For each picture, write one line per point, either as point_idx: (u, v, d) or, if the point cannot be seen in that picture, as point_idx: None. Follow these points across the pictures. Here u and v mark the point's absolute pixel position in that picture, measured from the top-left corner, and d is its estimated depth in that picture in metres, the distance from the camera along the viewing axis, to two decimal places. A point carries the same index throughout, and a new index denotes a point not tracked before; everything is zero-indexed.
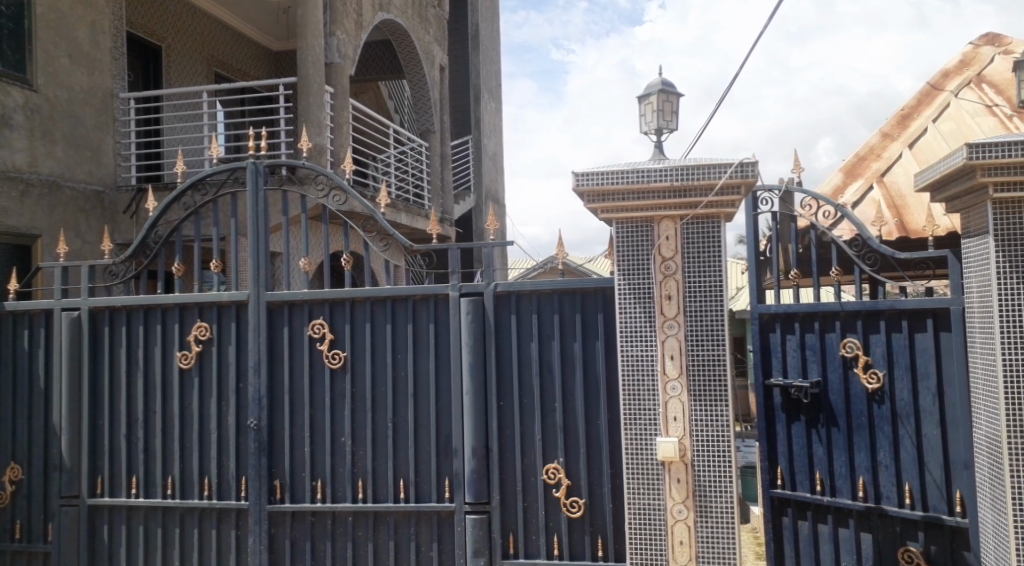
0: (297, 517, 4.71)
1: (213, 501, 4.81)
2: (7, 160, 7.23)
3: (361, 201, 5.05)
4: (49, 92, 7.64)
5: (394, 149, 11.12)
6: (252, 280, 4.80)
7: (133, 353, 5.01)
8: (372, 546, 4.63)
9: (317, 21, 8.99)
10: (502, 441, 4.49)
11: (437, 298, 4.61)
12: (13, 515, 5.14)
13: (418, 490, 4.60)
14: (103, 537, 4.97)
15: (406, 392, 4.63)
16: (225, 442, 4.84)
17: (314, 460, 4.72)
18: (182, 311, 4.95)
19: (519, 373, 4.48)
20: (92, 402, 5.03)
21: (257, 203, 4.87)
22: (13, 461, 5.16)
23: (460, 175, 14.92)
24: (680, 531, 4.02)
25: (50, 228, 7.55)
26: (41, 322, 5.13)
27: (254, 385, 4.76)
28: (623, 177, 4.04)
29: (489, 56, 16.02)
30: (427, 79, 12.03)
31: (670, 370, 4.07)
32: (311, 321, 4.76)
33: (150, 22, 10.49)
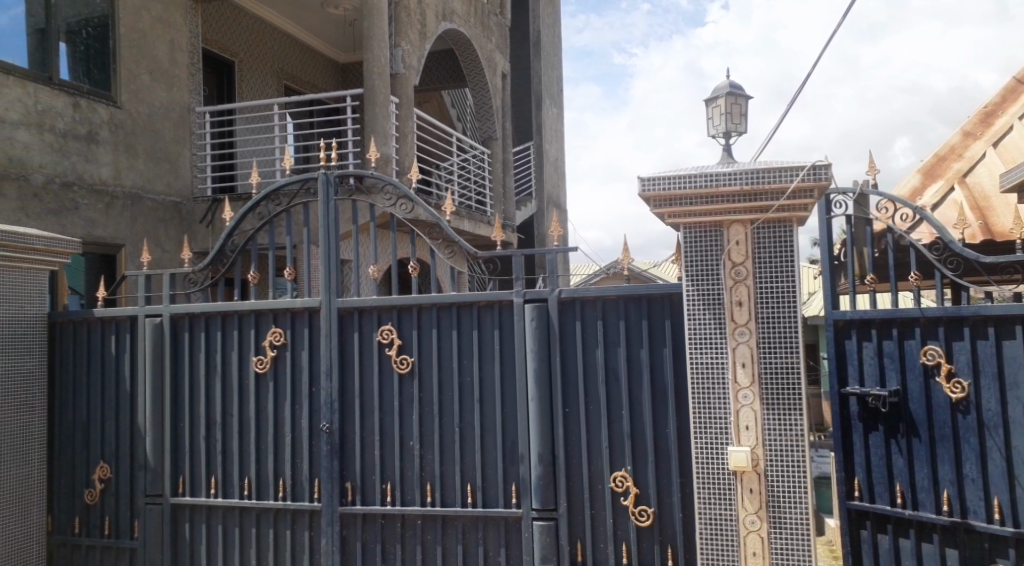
0: (367, 519, 4.79)
1: (288, 502, 4.91)
2: (94, 174, 7.86)
3: (426, 209, 5.08)
4: (131, 109, 8.27)
5: (456, 157, 11.22)
6: (324, 288, 4.89)
7: (211, 358, 5.15)
8: (441, 550, 4.67)
9: (382, 31, 9.15)
10: (569, 448, 4.48)
11: (502, 304, 4.63)
12: (102, 513, 5.34)
13: (485, 494, 4.62)
14: (184, 534, 5.12)
15: (472, 398, 4.67)
16: (299, 445, 4.94)
17: (384, 463, 4.78)
18: (257, 317, 5.07)
19: (585, 380, 4.47)
20: (174, 404, 5.20)
21: (328, 214, 4.96)
22: (103, 460, 5.35)
23: (522, 182, 14.97)
24: (753, 542, 3.95)
25: (132, 238, 8.19)
26: (127, 328, 5.33)
27: (326, 389, 4.85)
28: (690, 182, 4.01)
29: (550, 62, 16.07)
30: (489, 87, 12.08)
31: (742, 378, 4.01)
32: (380, 327, 4.83)
33: (223, 38, 10.79)
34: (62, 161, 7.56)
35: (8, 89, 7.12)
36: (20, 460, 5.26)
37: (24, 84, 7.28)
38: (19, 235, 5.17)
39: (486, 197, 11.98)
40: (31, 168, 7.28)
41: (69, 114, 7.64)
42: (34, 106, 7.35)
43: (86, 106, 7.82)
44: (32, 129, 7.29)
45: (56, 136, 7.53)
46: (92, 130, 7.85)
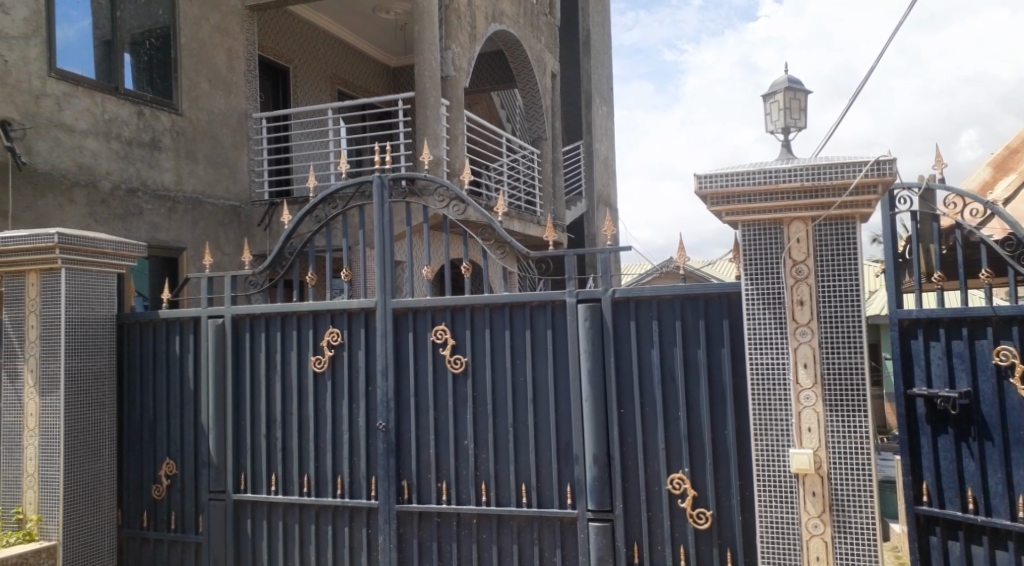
0: (423, 518, 4.81)
1: (346, 500, 4.95)
2: (158, 181, 8.59)
3: (478, 210, 5.07)
4: (191, 116, 8.98)
5: (506, 158, 11.22)
6: (379, 289, 4.93)
7: (271, 358, 5.22)
8: (496, 550, 4.66)
9: (433, 36, 9.21)
10: (625, 449, 4.44)
11: (555, 304, 4.61)
12: (168, 508, 5.45)
13: (540, 495, 4.59)
14: (247, 531, 5.20)
15: (525, 398, 4.65)
16: (356, 444, 4.98)
17: (439, 462, 4.79)
18: (315, 317, 5.12)
19: (641, 381, 4.42)
20: (235, 403, 5.28)
21: (382, 216, 4.99)
22: (169, 456, 5.47)
23: (571, 180, 14.92)
24: (817, 546, 3.86)
25: (193, 241, 8.87)
26: (190, 329, 5.44)
27: (382, 389, 4.89)
28: (749, 179, 3.94)
29: (600, 61, 16.00)
30: (538, 87, 12.05)
31: (803, 379, 3.92)
32: (434, 327, 4.84)
33: (279, 45, 10.99)
34: (127, 167, 8.29)
35: (76, 99, 7.88)
36: (93, 455, 5.41)
37: (92, 94, 8.03)
38: (89, 240, 5.32)
39: (536, 197, 11.97)
40: (98, 174, 8.01)
41: (134, 121, 8.39)
42: (101, 114, 8.09)
43: (149, 114, 8.56)
44: (100, 136, 8.03)
45: (122, 143, 8.26)
46: (155, 137, 8.58)
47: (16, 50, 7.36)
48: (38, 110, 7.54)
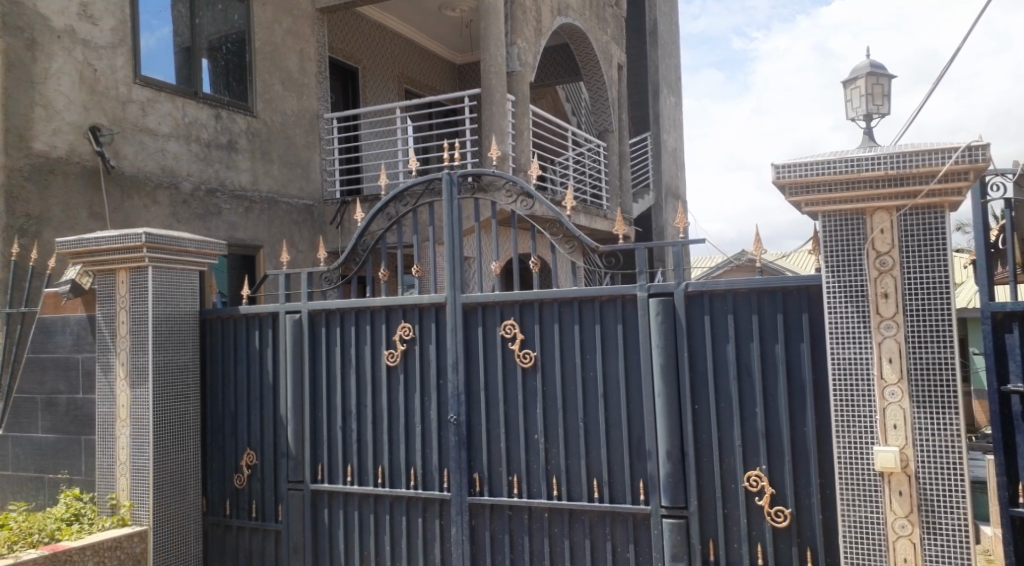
0: (495, 510, 4.81)
1: (419, 491, 4.99)
2: (234, 181, 8.90)
3: (546, 204, 5.03)
4: (266, 117, 9.29)
5: (573, 151, 11.18)
6: (448, 283, 4.95)
7: (345, 353, 5.29)
8: (569, 544, 4.64)
9: (498, 32, 9.22)
10: (699, 446, 4.36)
11: (625, 299, 4.56)
12: (249, 496, 5.59)
13: (612, 490, 4.55)
14: (323, 520, 5.29)
15: (596, 394, 4.60)
16: (428, 437, 5.02)
17: (510, 456, 4.79)
18: (388, 312, 5.17)
19: (715, 376, 4.33)
20: (311, 398, 5.37)
21: (451, 212, 5.01)
22: (249, 447, 5.60)
23: (639, 172, 14.82)
24: (904, 548, 3.73)
25: (269, 240, 9.18)
26: (269, 324, 5.56)
27: (452, 383, 4.91)
28: (829, 168, 3.82)
29: (668, 50, 15.79)
30: (605, 79, 11.97)
31: (888, 375, 3.78)
32: (503, 321, 4.84)
33: (349, 46, 11.19)
34: (207, 169, 8.60)
35: (159, 104, 8.20)
36: (179, 444, 5.58)
37: (174, 98, 8.35)
38: (175, 239, 5.51)
39: (603, 190, 11.92)
40: (180, 176, 8.33)
41: (211, 124, 8.68)
42: (183, 118, 8.40)
43: (226, 116, 8.87)
44: (181, 139, 8.35)
45: (201, 146, 8.57)
46: (232, 139, 8.89)
47: (103, 58, 7.70)
48: (125, 116, 7.86)
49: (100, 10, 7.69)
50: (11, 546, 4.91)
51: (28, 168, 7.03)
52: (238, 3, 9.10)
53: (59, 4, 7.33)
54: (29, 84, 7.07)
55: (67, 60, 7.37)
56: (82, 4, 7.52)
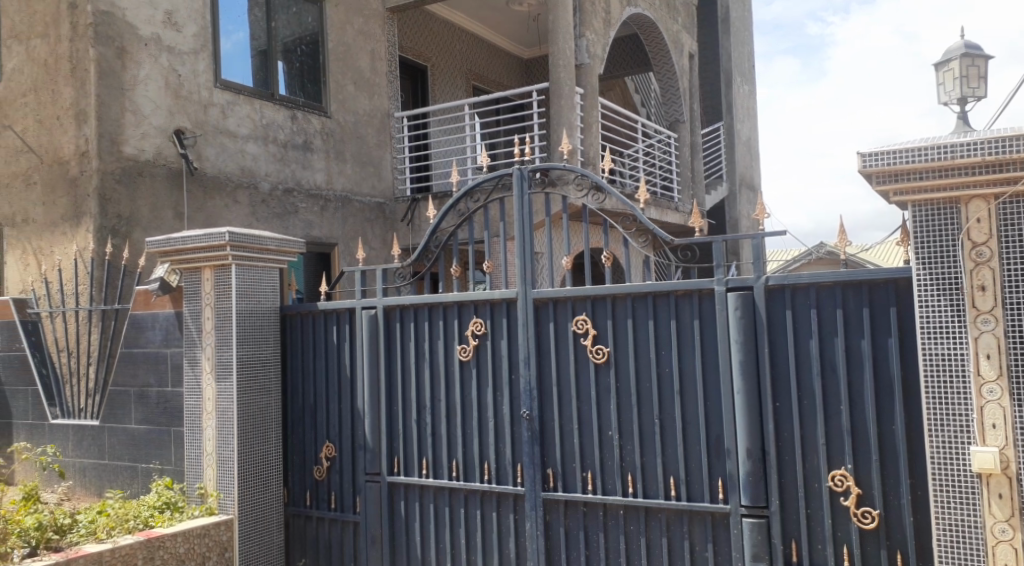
0: (569, 506, 4.81)
1: (493, 486, 5.02)
2: (310, 180, 9.10)
3: (619, 197, 4.97)
4: (339, 118, 9.48)
5: (642, 143, 11.09)
6: (519, 279, 4.96)
7: (419, 348, 5.35)
8: (645, 541, 4.61)
9: (567, 25, 9.24)
10: (781, 444, 4.28)
11: (702, 293, 4.50)
12: (329, 487, 5.72)
13: (690, 489, 4.50)
14: (399, 512, 5.37)
15: (672, 390, 4.56)
16: (501, 431, 5.05)
17: (584, 453, 4.78)
18: (460, 307, 5.21)
19: (796, 372, 4.25)
20: (387, 393, 5.46)
21: (522, 207, 5.03)
22: (328, 439, 5.73)
23: (712, 164, 14.63)
24: (1004, 552, 3.59)
25: (344, 237, 9.39)
26: (346, 320, 5.66)
27: (525, 378, 4.93)
28: (920, 155, 3.71)
29: (740, 38, 15.53)
30: (676, 69, 11.82)
31: (986, 372, 3.65)
32: (575, 317, 4.83)
33: (418, 45, 11.31)
34: (283, 169, 8.80)
35: (238, 107, 8.41)
36: (262, 436, 5.72)
37: (252, 101, 8.56)
38: (256, 238, 5.66)
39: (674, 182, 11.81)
40: (258, 177, 8.54)
41: (288, 125, 8.88)
42: (260, 120, 8.61)
43: (302, 117, 9.06)
44: (259, 141, 8.56)
45: (279, 146, 8.77)
46: (307, 139, 9.08)
47: (186, 63, 7.93)
48: (206, 119, 8.08)
49: (183, 17, 7.94)
50: (109, 531, 5.13)
51: (118, 171, 7.30)
52: (311, 6, 9.28)
53: (145, 13, 7.59)
54: (118, 91, 7.34)
55: (153, 66, 7.63)
56: (166, 12, 7.77)
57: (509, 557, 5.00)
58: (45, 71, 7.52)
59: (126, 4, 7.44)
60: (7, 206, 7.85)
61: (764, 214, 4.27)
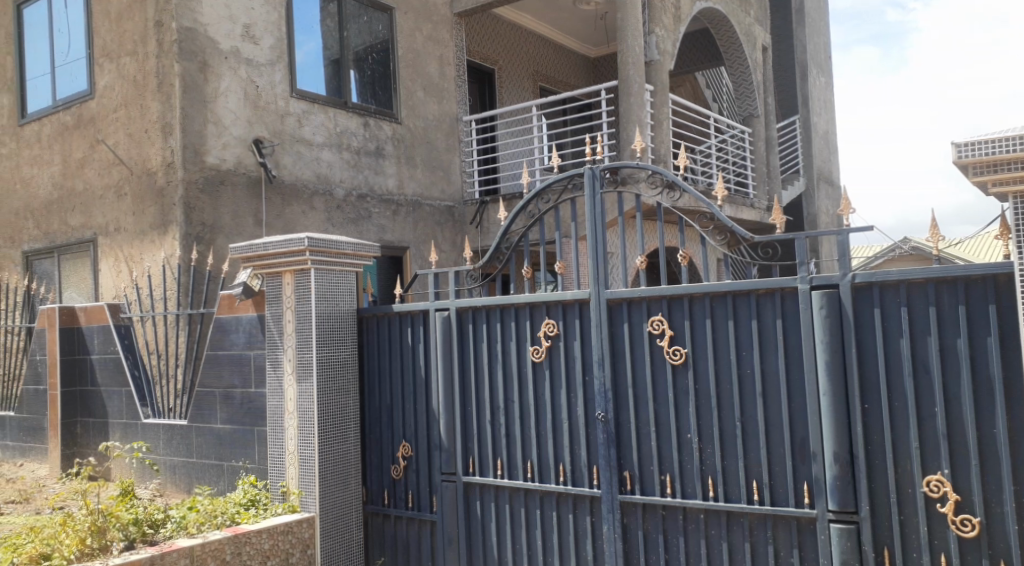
0: (648, 509, 4.83)
1: (569, 487, 5.07)
2: (383, 186, 9.30)
3: (695, 194, 4.95)
4: (409, 123, 9.66)
5: (715, 139, 11.00)
6: (593, 279, 5.01)
7: (492, 349, 5.44)
8: (726, 546, 4.60)
9: (636, 21, 9.22)
10: (871, 448, 4.22)
11: (784, 291, 4.46)
12: (406, 486, 5.85)
13: (774, 492, 4.47)
14: (476, 513, 5.46)
15: (753, 391, 4.54)
16: (576, 433, 5.09)
17: (662, 456, 4.80)
18: (532, 309, 5.28)
19: (886, 373, 4.19)
20: (461, 394, 5.56)
21: (594, 207, 5.08)
22: (404, 439, 5.87)
23: (787, 158, 14.39)
24: None
25: (415, 241, 9.56)
26: (420, 321, 5.79)
27: (599, 379, 4.97)
28: (1018, 144, 3.64)
29: (815, 28, 15.24)
30: (749, 62, 11.70)
31: None
32: (650, 317, 4.85)
33: (486, 49, 11.44)
34: (357, 175, 9.02)
35: (314, 116, 8.66)
36: (341, 436, 5.89)
37: (327, 109, 8.80)
38: (333, 242, 5.83)
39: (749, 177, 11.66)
40: (333, 183, 8.77)
41: (360, 132, 9.09)
42: (335, 127, 8.84)
43: (373, 124, 9.26)
44: (334, 148, 8.79)
45: (352, 153, 8.99)
46: (380, 145, 9.28)
47: (264, 75, 8.20)
48: (283, 128, 8.34)
49: (260, 30, 8.21)
50: (199, 527, 5.38)
51: (201, 180, 7.60)
52: (381, 14, 9.49)
53: (225, 27, 7.88)
54: (201, 103, 7.64)
55: (234, 79, 7.91)
56: (245, 25, 8.05)
57: (586, 558, 5.04)
58: (133, 86, 7.88)
59: (208, 19, 7.74)
60: (100, 217, 8.24)
61: (849, 211, 4.20)
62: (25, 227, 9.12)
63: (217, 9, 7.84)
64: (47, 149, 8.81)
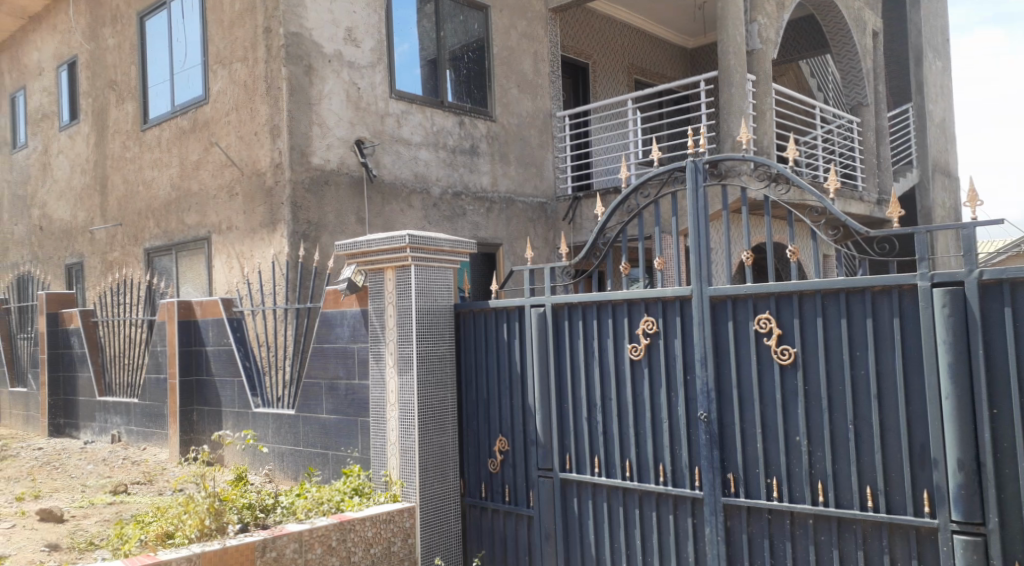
0: (752, 512, 4.80)
1: (669, 488, 5.08)
2: (477, 183, 9.45)
3: (808, 187, 4.84)
4: (504, 121, 9.78)
5: (821, 129, 10.70)
6: (695, 277, 5.00)
7: (589, 346, 5.49)
8: (837, 553, 4.52)
9: (737, 10, 9.13)
10: (999, 456, 4.05)
11: (902, 289, 4.35)
12: (503, 480, 5.97)
13: (890, 499, 4.37)
14: (574, 510, 5.53)
15: (868, 393, 4.44)
16: (676, 432, 5.10)
17: (768, 459, 4.75)
18: (630, 306, 5.30)
19: (1018, 376, 4.02)
20: (558, 390, 5.64)
21: (697, 200, 5.07)
22: (501, 434, 5.98)
23: (900, 149, 13.86)
24: None
25: (508, 237, 9.69)
26: (516, 317, 5.89)
27: (701, 378, 4.95)
28: None
29: (932, 11, 14.59)
30: (857, 48, 11.34)
31: None
32: (756, 315, 4.81)
33: (580, 44, 11.47)
34: (453, 173, 9.20)
35: (412, 116, 8.87)
36: (440, 428, 6.04)
37: (424, 109, 9.00)
38: (432, 239, 5.99)
39: (857, 170, 11.29)
40: (430, 181, 8.97)
41: (456, 130, 9.26)
42: (432, 127, 9.03)
43: (469, 122, 9.42)
44: (431, 147, 8.99)
45: (448, 151, 9.17)
46: (474, 144, 9.44)
47: (366, 77, 8.46)
48: (384, 129, 8.58)
49: (362, 33, 8.47)
50: (306, 512, 5.67)
51: (307, 180, 7.91)
52: (477, 13, 9.63)
53: (328, 31, 8.17)
54: (306, 106, 7.94)
55: (337, 81, 8.20)
56: (347, 29, 8.33)
57: (687, 559, 5.04)
58: (243, 91, 8.26)
59: (312, 24, 8.04)
60: (214, 215, 8.67)
61: (976, 203, 4.08)
62: (147, 226, 9.68)
63: (321, 14, 8.13)
64: (166, 151, 9.33)
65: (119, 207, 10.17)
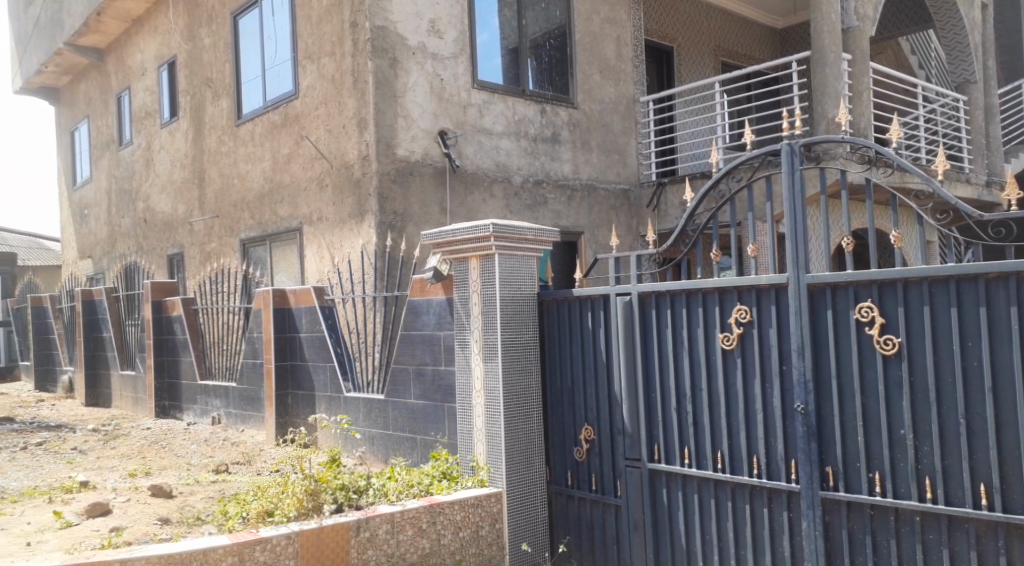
0: (853, 507, 4.67)
1: (763, 481, 5.00)
2: (559, 171, 9.46)
3: (913, 169, 4.62)
4: (586, 107, 9.74)
5: (923, 109, 10.24)
6: (791, 264, 4.88)
7: (678, 335, 5.44)
8: (947, 553, 4.36)
9: None
10: None
11: (1020, 275, 4.14)
12: (590, 469, 5.98)
13: (1005, 498, 4.19)
14: (663, 501, 5.50)
15: (981, 386, 4.26)
16: (771, 423, 5.01)
17: (870, 452, 4.62)
18: (721, 295, 5.22)
19: None
20: (645, 379, 5.61)
21: (792, 183, 4.95)
22: (587, 423, 5.99)
23: (1010, 128, 13.14)
24: None
25: (590, 225, 9.67)
26: (601, 306, 5.88)
27: (798, 368, 4.85)
28: None
29: None
30: (962, 23, 10.80)
31: None
32: (857, 304, 4.66)
33: (664, 27, 11.30)
34: (535, 162, 9.23)
35: (494, 105, 8.93)
36: (526, 415, 6.10)
37: (506, 98, 9.05)
38: (515, 228, 6.04)
39: (964, 151, 10.75)
40: (512, 170, 9.02)
41: (538, 119, 9.28)
42: (514, 115, 9.07)
43: (551, 110, 9.42)
44: (513, 136, 9.03)
45: (530, 140, 9.20)
46: (556, 131, 9.43)
47: (449, 68, 8.55)
48: (466, 119, 8.67)
49: (445, 24, 8.56)
50: (397, 495, 5.85)
51: (393, 171, 8.07)
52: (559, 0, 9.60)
53: (413, 23, 8.29)
54: (392, 99, 8.09)
55: (421, 73, 8.32)
56: (431, 21, 8.43)
57: (783, 552, 4.96)
58: (332, 85, 8.47)
59: (397, 17, 8.17)
60: (304, 206, 8.95)
61: None
62: (242, 218, 10.06)
63: (405, 7, 8.25)
64: (259, 145, 9.66)
65: (216, 199, 10.60)
